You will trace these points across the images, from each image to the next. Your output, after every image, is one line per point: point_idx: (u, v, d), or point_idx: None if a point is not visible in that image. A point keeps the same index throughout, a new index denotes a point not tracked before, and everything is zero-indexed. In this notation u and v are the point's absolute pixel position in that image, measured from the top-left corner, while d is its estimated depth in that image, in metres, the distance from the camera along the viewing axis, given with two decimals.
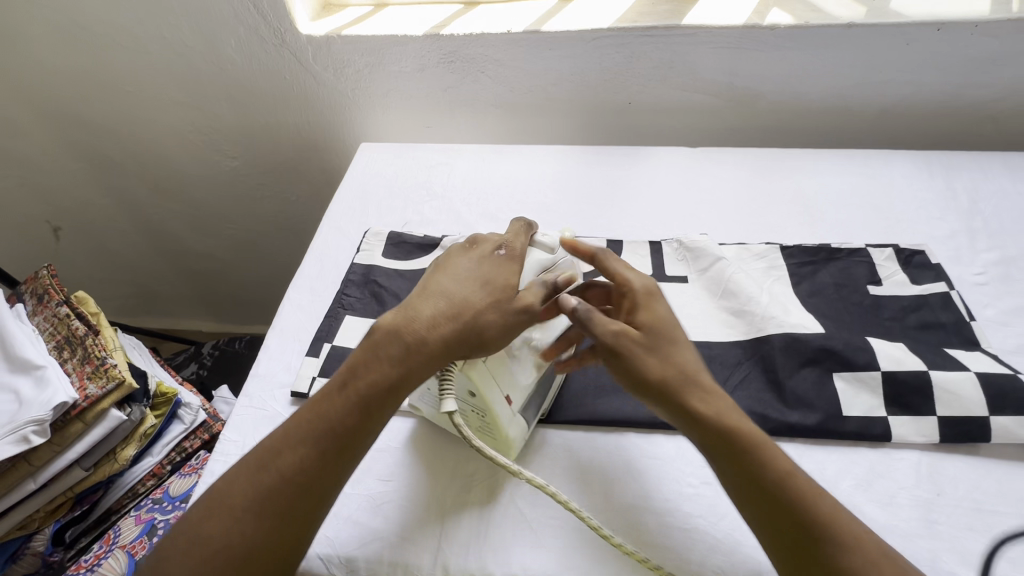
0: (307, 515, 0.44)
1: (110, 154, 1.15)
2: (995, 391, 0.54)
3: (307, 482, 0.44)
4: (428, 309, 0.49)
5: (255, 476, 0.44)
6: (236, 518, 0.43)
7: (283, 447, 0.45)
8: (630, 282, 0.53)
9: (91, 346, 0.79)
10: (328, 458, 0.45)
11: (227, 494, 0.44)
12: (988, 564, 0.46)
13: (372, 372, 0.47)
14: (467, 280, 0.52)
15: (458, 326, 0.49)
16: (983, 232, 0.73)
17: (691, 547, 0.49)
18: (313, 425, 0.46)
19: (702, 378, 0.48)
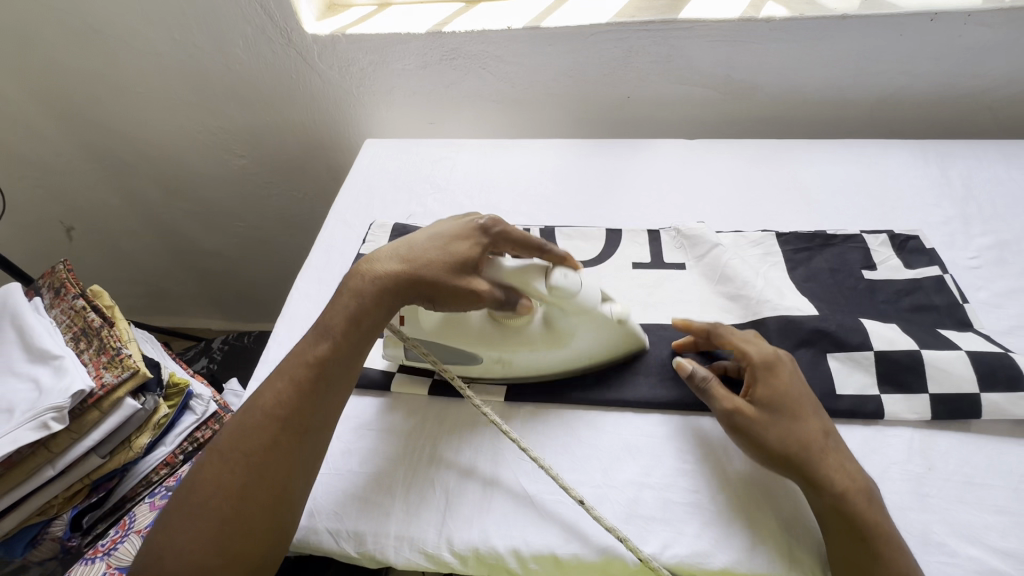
0: (289, 446, 0.48)
1: (122, 154, 1.18)
2: (986, 369, 0.55)
3: (285, 414, 0.48)
4: (383, 253, 0.56)
5: (242, 417, 0.49)
6: (227, 457, 0.47)
7: (265, 387, 0.51)
8: (750, 355, 0.53)
9: (106, 337, 0.81)
10: (300, 390, 0.49)
11: (221, 441, 0.48)
12: (977, 534, 0.48)
13: (334, 310, 0.53)
14: (424, 231, 0.58)
15: (406, 265, 0.54)
16: (977, 217, 0.74)
17: (687, 520, 0.50)
18: (288, 364, 0.52)
19: (830, 454, 0.48)
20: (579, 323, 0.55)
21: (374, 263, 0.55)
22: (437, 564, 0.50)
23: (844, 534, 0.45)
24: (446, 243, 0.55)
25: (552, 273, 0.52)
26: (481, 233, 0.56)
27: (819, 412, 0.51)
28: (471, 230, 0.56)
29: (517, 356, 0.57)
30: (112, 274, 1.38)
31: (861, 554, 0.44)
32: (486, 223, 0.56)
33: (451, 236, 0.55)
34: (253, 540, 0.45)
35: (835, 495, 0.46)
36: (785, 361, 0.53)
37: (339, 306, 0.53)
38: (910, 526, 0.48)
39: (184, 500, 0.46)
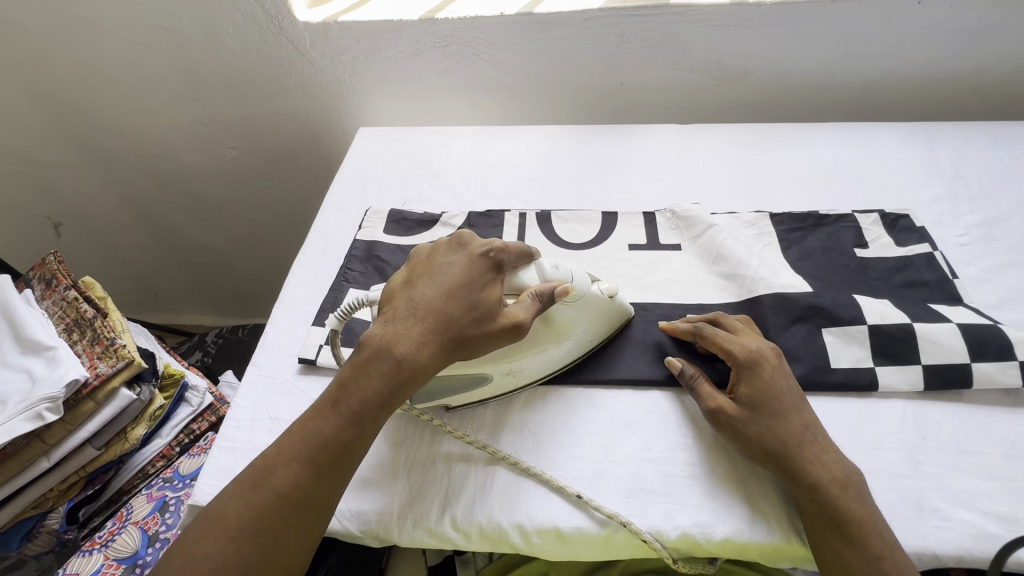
0: (303, 529, 0.44)
1: (110, 147, 1.17)
2: (976, 340, 0.56)
3: (305, 499, 0.45)
4: (408, 318, 0.49)
5: (249, 493, 0.44)
6: (233, 536, 0.43)
7: (275, 466, 0.45)
8: (734, 354, 0.53)
9: (99, 327, 0.81)
10: (322, 474, 0.45)
11: (222, 511, 0.44)
12: (970, 499, 0.49)
13: (360, 387, 0.48)
14: (443, 281, 0.51)
15: (440, 336, 0.49)
16: (965, 196, 0.75)
17: (687, 491, 0.51)
18: (305, 445, 0.46)
19: (812, 449, 0.48)
20: (575, 308, 0.56)
21: (400, 330, 0.49)
22: (440, 543, 0.50)
23: (822, 521, 0.46)
24: (475, 303, 0.50)
25: (543, 267, 0.56)
26: (495, 274, 0.53)
27: (804, 410, 0.51)
28: (489, 276, 0.53)
29: (524, 364, 0.56)
30: (102, 270, 1.37)
31: (840, 541, 0.45)
32: (498, 257, 0.54)
33: (476, 290, 0.51)
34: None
35: (812, 484, 0.47)
36: (770, 358, 0.53)
37: (366, 384, 0.48)
38: (904, 493, 0.49)
39: (180, 543, 0.43)
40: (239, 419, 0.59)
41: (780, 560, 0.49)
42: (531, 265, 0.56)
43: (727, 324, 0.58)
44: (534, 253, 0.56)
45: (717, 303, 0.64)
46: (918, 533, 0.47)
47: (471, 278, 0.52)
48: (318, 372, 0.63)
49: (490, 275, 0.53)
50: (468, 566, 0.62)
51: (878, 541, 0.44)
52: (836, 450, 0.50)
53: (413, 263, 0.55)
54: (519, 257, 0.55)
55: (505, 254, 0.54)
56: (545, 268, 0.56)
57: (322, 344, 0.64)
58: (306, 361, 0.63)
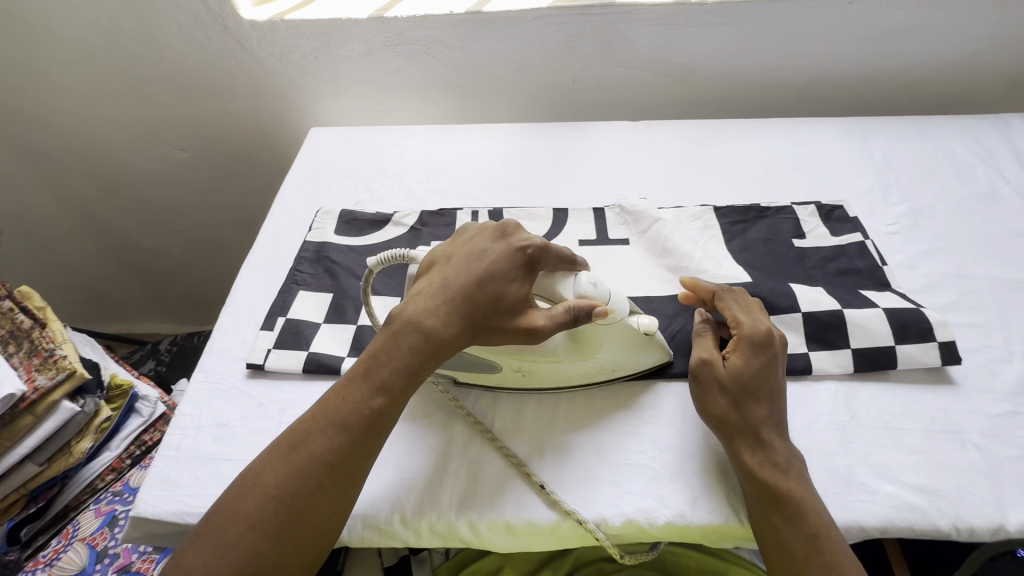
0: (335, 494, 0.44)
1: (47, 150, 1.11)
2: (900, 323, 0.60)
3: (337, 465, 0.44)
4: (443, 295, 0.50)
5: (285, 454, 0.44)
6: (268, 494, 0.43)
7: (311, 430, 0.45)
8: (742, 327, 0.54)
9: (38, 339, 0.78)
10: (353, 441, 0.45)
11: (259, 470, 0.44)
12: (894, 473, 0.52)
13: (391, 359, 0.48)
14: (477, 265, 0.51)
15: (468, 314, 0.49)
16: (894, 186, 0.79)
17: (633, 479, 0.52)
18: (337, 409, 0.46)
19: (762, 431, 0.50)
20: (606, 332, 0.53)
21: (435, 308, 0.49)
22: (393, 539, 0.51)
23: (760, 503, 0.48)
24: (507, 288, 0.50)
25: (580, 280, 0.52)
26: (530, 265, 0.52)
27: (778, 394, 0.52)
28: (523, 266, 0.51)
29: (539, 366, 0.55)
30: (45, 280, 1.30)
31: (776, 520, 0.47)
32: (535, 251, 0.52)
33: (509, 277, 0.50)
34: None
35: (751, 467, 0.48)
36: (776, 343, 0.54)
37: (399, 356, 0.48)
38: (835, 470, 0.52)
39: (219, 502, 0.43)
40: (184, 428, 0.58)
41: (722, 540, 0.51)
42: (572, 272, 0.52)
43: (746, 298, 0.58)
44: (579, 263, 0.53)
45: (663, 295, 0.66)
46: (846, 508, 0.49)
47: (508, 265, 0.51)
48: (267, 377, 0.62)
49: (525, 264, 0.52)
50: (425, 564, 0.62)
51: (815, 517, 0.46)
52: (787, 435, 0.51)
53: (452, 244, 0.55)
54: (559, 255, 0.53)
55: (543, 249, 0.52)
56: (582, 283, 0.51)
57: (270, 348, 0.62)
58: (254, 366, 0.62)
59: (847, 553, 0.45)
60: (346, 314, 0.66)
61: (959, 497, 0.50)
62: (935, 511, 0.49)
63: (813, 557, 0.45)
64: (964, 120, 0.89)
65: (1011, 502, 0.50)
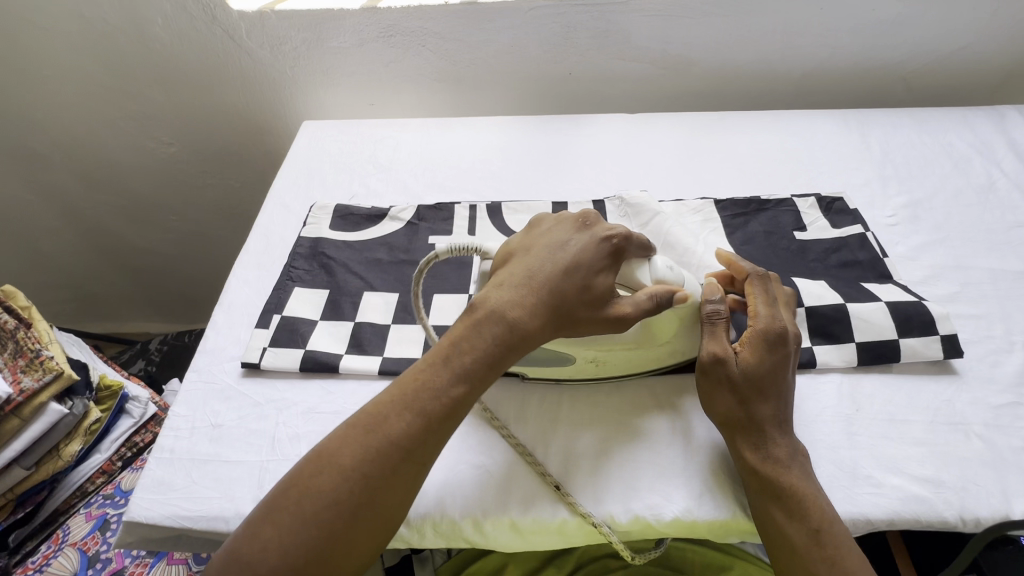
0: (408, 479, 0.43)
1: (29, 145, 1.07)
2: (903, 316, 0.59)
3: (412, 451, 0.43)
4: (526, 282, 0.48)
5: (362, 438, 0.43)
6: (343, 476, 0.41)
7: (388, 413, 0.44)
8: (757, 323, 0.52)
9: (23, 339, 0.76)
10: (431, 429, 0.44)
11: (335, 450, 0.42)
12: (899, 465, 0.51)
13: (471, 346, 0.46)
14: (561, 255, 0.50)
15: (552, 303, 0.48)
16: (893, 178, 0.79)
17: (637, 475, 0.51)
18: (417, 394, 0.44)
19: (768, 429, 0.49)
20: (677, 317, 0.51)
21: (517, 294, 0.48)
22: (396, 540, 0.50)
23: (764, 499, 0.47)
24: (592, 282, 0.49)
25: (657, 265, 0.52)
26: (615, 257, 0.50)
27: (786, 392, 0.51)
28: (609, 258, 0.50)
29: (613, 356, 0.53)
30: (31, 279, 1.27)
31: (779, 516, 0.46)
32: (620, 242, 0.51)
33: (594, 269, 0.49)
34: (352, 560, 0.41)
35: (755, 463, 0.48)
36: (790, 341, 0.52)
37: (480, 344, 0.46)
38: (841, 463, 0.52)
39: (289, 479, 0.42)
40: (178, 429, 0.56)
41: (727, 535, 0.50)
42: (647, 260, 0.52)
43: (773, 288, 0.56)
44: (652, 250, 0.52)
45: None
46: (853, 500, 0.49)
47: (592, 256, 0.50)
48: (262, 376, 0.60)
49: (611, 256, 0.50)
50: (426, 563, 0.62)
51: (818, 512, 0.46)
52: (792, 431, 0.51)
53: (531, 232, 0.54)
54: (641, 247, 0.51)
55: (626, 239, 0.51)
56: (659, 268, 0.51)
57: (266, 347, 0.61)
58: (249, 365, 0.60)
59: (853, 547, 0.45)
60: (343, 311, 0.65)
61: (964, 488, 0.50)
62: (941, 503, 0.49)
63: (817, 552, 0.44)
64: (960, 112, 0.89)
65: (1015, 492, 0.50)
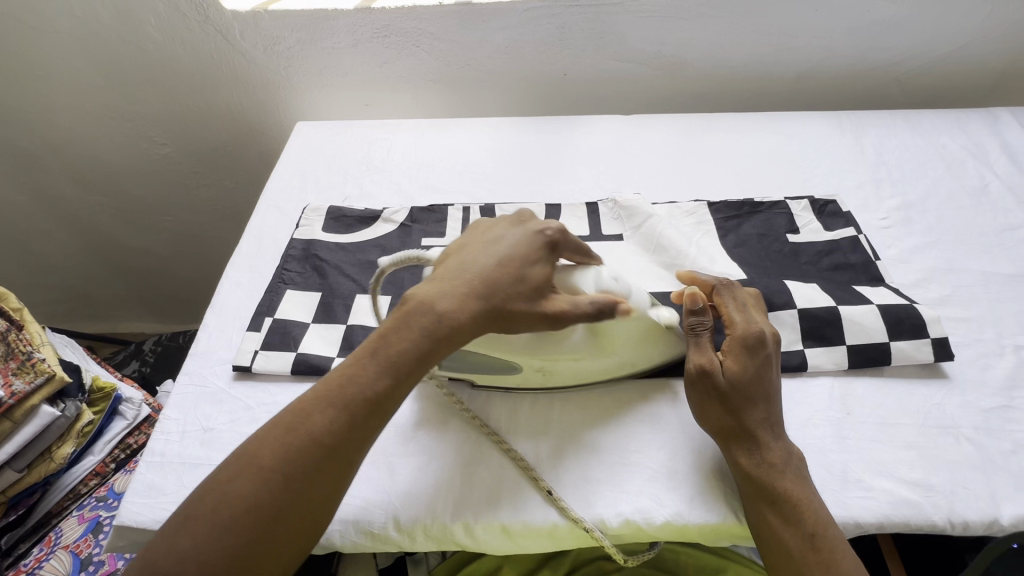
0: (331, 478, 0.42)
1: (22, 145, 1.07)
2: (894, 319, 0.60)
3: (335, 448, 0.42)
4: (457, 275, 0.48)
5: (283, 437, 0.42)
6: (265, 477, 0.40)
7: (312, 410, 0.43)
8: (735, 329, 0.53)
9: (12, 340, 0.73)
10: (355, 425, 0.43)
11: (256, 450, 0.41)
12: (889, 469, 0.52)
13: (399, 340, 0.45)
14: (495, 249, 0.50)
15: (484, 294, 0.47)
16: (886, 180, 0.80)
17: (630, 478, 0.51)
18: (342, 390, 0.44)
19: (760, 433, 0.49)
20: (628, 328, 0.51)
21: (448, 286, 0.47)
22: (388, 544, 0.50)
23: (759, 503, 0.47)
24: (525, 276, 0.48)
25: (601, 275, 0.52)
26: (550, 251, 0.51)
27: (774, 394, 0.52)
28: (543, 253, 0.50)
29: (560, 365, 0.53)
30: (23, 279, 1.26)
31: (774, 520, 0.46)
32: (555, 237, 0.51)
33: (526, 262, 0.49)
34: (272, 566, 0.39)
35: (750, 467, 0.48)
36: (769, 344, 0.52)
37: (408, 338, 0.45)
38: (831, 467, 0.52)
39: (208, 483, 0.41)
40: (169, 433, 0.56)
41: (720, 538, 0.50)
42: (588, 266, 0.53)
43: (744, 295, 0.57)
44: (593, 257, 0.53)
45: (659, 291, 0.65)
46: (843, 504, 0.49)
47: (526, 251, 0.50)
48: (254, 378, 0.60)
49: (545, 253, 0.50)
50: (420, 565, 0.62)
51: (811, 516, 0.46)
52: (784, 434, 0.51)
53: (470, 231, 0.54)
54: (577, 247, 0.52)
55: (562, 235, 0.52)
56: (603, 278, 0.52)
57: (258, 350, 0.61)
58: (240, 369, 0.60)
59: (847, 550, 0.45)
60: (336, 313, 0.65)
61: (954, 492, 0.50)
62: (930, 506, 0.49)
63: (812, 556, 0.44)
64: (954, 115, 0.89)
65: (1004, 495, 0.50)
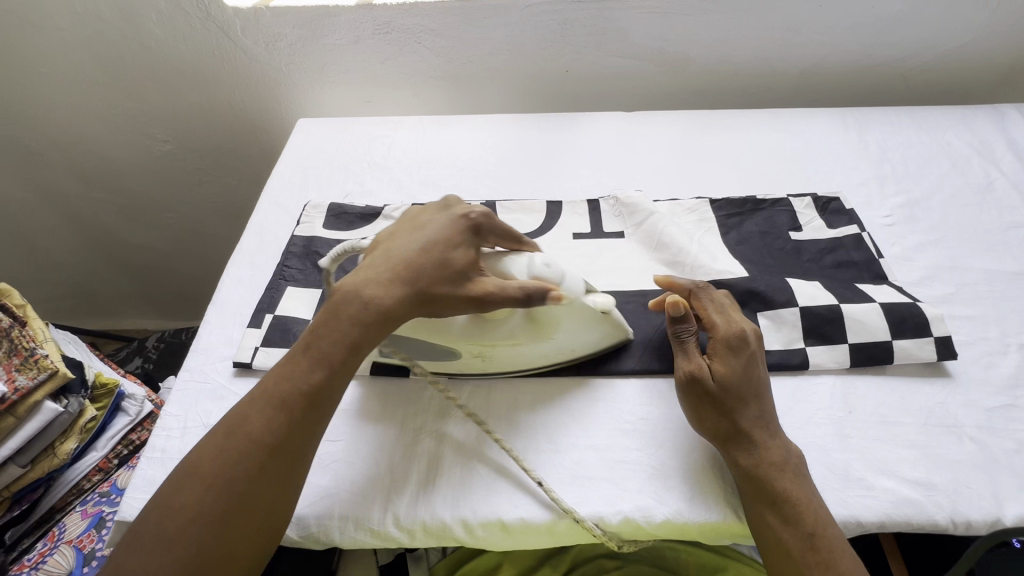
0: (275, 474, 0.44)
1: (26, 141, 1.07)
2: (897, 317, 0.59)
3: (275, 445, 0.44)
4: (382, 266, 0.49)
5: (223, 441, 0.44)
6: (208, 482, 0.42)
7: (250, 412, 0.45)
8: (717, 330, 0.53)
9: (17, 338, 0.74)
10: (292, 421, 0.45)
11: (198, 459, 0.43)
12: (891, 468, 0.51)
13: (329, 335, 0.47)
14: (418, 236, 0.51)
15: (408, 280, 0.48)
16: (890, 178, 0.79)
17: (630, 476, 0.51)
18: (277, 390, 0.46)
19: (757, 432, 0.49)
20: (558, 314, 0.52)
21: (373, 277, 0.49)
22: (387, 541, 0.50)
23: (759, 502, 0.47)
24: (449, 258, 0.49)
25: (533, 262, 0.51)
26: (473, 235, 0.52)
27: (765, 392, 0.52)
28: (467, 235, 0.51)
29: (498, 351, 0.54)
30: (27, 276, 1.27)
31: (774, 519, 0.46)
32: (477, 218, 0.52)
33: (450, 245, 0.50)
34: (230, 569, 0.41)
35: (750, 466, 0.48)
36: (751, 342, 0.53)
37: (337, 333, 0.47)
38: (833, 465, 0.52)
39: (155, 498, 0.43)
40: (169, 429, 0.56)
41: (720, 537, 0.50)
42: (523, 253, 0.52)
43: (720, 296, 0.57)
44: (523, 240, 0.53)
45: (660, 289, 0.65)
46: (844, 503, 0.49)
47: (450, 234, 0.51)
48: (255, 375, 0.60)
49: (468, 235, 0.51)
50: (421, 562, 0.61)
51: (810, 515, 0.46)
52: (782, 433, 0.51)
53: (398, 222, 0.55)
54: (504, 230, 0.52)
55: (486, 217, 0.52)
56: (535, 264, 0.51)
57: (258, 347, 0.61)
58: (241, 365, 0.60)
59: (847, 550, 0.45)
60: None
61: (956, 491, 0.50)
62: (932, 506, 0.49)
63: (813, 555, 0.44)
64: (959, 112, 0.88)
65: (1007, 495, 0.50)
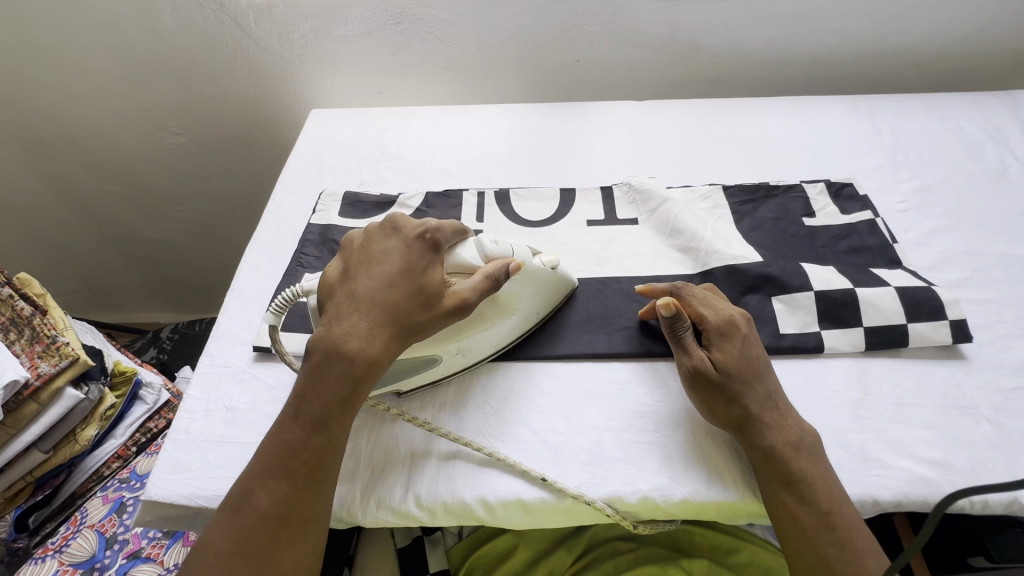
0: (293, 540, 0.43)
1: (40, 135, 1.08)
2: (912, 301, 0.59)
3: (286, 513, 0.44)
4: (354, 315, 0.49)
5: (230, 521, 0.44)
6: (224, 562, 0.42)
7: (252, 487, 0.45)
8: (708, 319, 0.54)
9: (39, 325, 0.76)
10: (297, 486, 0.45)
11: (208, 545, 0.43)
12: (907, 449, 0.52)
13: (318, 396, 0.47)
14: (381, 272, 0.51)
15: (389, 319, 0.48)
16: (904, 164, 0.79)
17: (647, 457, 0.52)
18: (275, 462, 0.45)
19: (768, 415, 0.50)
20: (516, 282, 0.55)
21: (349, 328, 0.48)
22: (407, 520, 0.51)
23: (775, 481, 0.48)
24: (420, 287, 0.50)
25: (482, 242, 0.54)
26: (432, 253, 0.52)
27: (767, 372, 0.53)
28: (426, 255, 0.52)
29: (476, 340, 0.55)
30: (40, 269, 1.27)
31: (790, 499, 0.47)
32: (431, 235, 0.53)
33: (414, 273, 0.51)
34: None
35: (766, 447, 0.48)
36: (741, 325, 0.54)
37: (325, 391, 0.47)
38: (848, 445, 0.52)
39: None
40: (192, 411, 0.57)
41: (736, 517, 0.51)
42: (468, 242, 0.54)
43: (701, 289, 0.58)
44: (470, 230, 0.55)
45: (673, 274, 0.66)
46: (860, 482, 0.50)
47: (411, 262, 0.51)
48: (275, 359, 0.61)
49: (428, 254, 0.52)
50: (437, 546, 0.63)
51: (826, 494, 0.46)
52: (793, 411, 0.51)
53: (346, 253, 0.54)
54: (455, 232, 0.54)
55: (438, 229, 0.53)
56: (484, 243, 0.54)
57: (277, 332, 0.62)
58: (261, 350, 0.61)
59: (864, 527, 0.45)
60: None
61: (972, 471, 0.50)
62: (948, 485, 0.49)
63: (830, 535, 0.45)
64: (974, 97, 0.87)
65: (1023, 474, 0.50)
